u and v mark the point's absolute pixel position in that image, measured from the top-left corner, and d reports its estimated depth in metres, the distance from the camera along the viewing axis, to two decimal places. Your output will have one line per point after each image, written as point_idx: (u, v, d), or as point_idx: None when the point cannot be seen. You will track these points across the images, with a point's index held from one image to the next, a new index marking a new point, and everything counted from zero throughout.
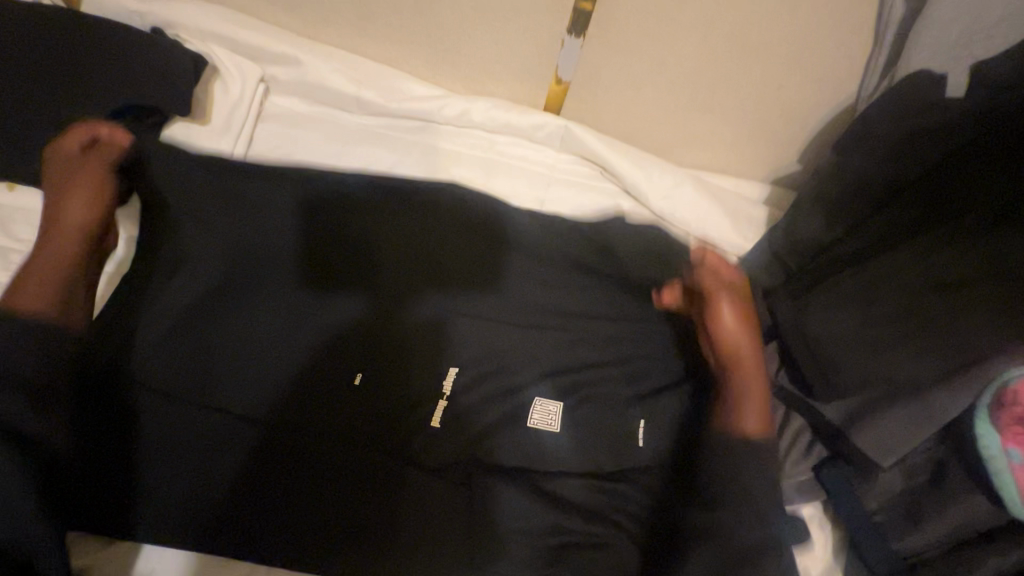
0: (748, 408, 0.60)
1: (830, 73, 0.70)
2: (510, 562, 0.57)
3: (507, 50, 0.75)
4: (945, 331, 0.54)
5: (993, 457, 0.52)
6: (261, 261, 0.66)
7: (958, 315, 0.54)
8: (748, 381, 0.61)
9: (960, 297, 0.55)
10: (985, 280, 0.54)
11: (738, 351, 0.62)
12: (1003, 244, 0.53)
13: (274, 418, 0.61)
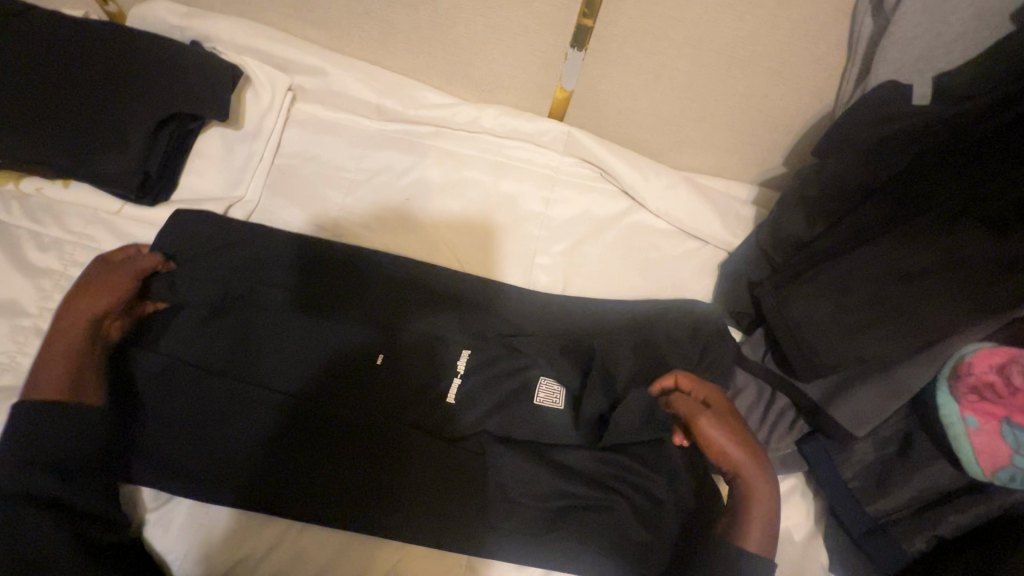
0: (754, 516, 0.60)
1: (809, 84, 0.77)
2: (523, 519, 0.64)
3: (516, 62, 0.82)
4: (906, 314, 0.61)
5: (954, 424, 0.59)
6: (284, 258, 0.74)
7: (918, 300, 0.60)
8: (755, 506, 0.60)
9: (926, 281, 0.60)
10: (946, 268, 0.59)
11: (754, 472, 0.61)
12: (955, 236, 0.59)
13: (304, 395, 0.67)
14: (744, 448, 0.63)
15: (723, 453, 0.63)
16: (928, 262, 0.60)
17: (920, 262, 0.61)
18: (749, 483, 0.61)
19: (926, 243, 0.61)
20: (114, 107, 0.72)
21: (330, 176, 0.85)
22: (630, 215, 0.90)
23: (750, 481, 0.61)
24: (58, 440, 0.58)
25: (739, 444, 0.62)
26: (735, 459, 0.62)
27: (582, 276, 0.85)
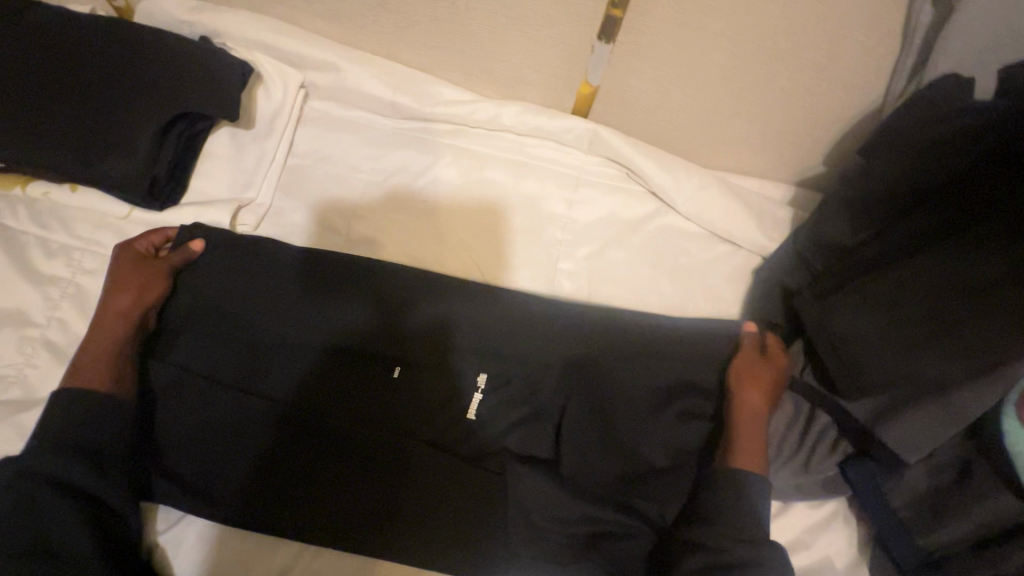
0: (752, 442, 0.62)
1: (857, 78, 0.71)
2: (549, 545, 0.60)
3: (539, 56, 0.77)
4: (965, 332, 0.56)
5: (1019, 456, 0.55)
6: (292, 262, 0.70)
7: (980, 319, 0.55)
8: (750, 437, 0.63)
9: (990, 298, 0.55)
10: (1016, 281, 0.54)
11: (760, 413, 0.64)
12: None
13: (312, 411, 0.64)
14: (767, 396, 0.64)
15: (752, 396, 0.64)
16: (993, 277, 0.55)
17: (981, 276, 0.56)
18: (748, 420, 0.63)
19: (993, 256, 0.56)
20: (122, 106, 0.69)
21: (343, 177, 0.81)
22: (659, 218, 0.85)
23: (754, 418, 0.64)
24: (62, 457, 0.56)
25: (765, 391, 0.65)
26: (753, 402, 0.64)
27: (607, 283, 0.81)
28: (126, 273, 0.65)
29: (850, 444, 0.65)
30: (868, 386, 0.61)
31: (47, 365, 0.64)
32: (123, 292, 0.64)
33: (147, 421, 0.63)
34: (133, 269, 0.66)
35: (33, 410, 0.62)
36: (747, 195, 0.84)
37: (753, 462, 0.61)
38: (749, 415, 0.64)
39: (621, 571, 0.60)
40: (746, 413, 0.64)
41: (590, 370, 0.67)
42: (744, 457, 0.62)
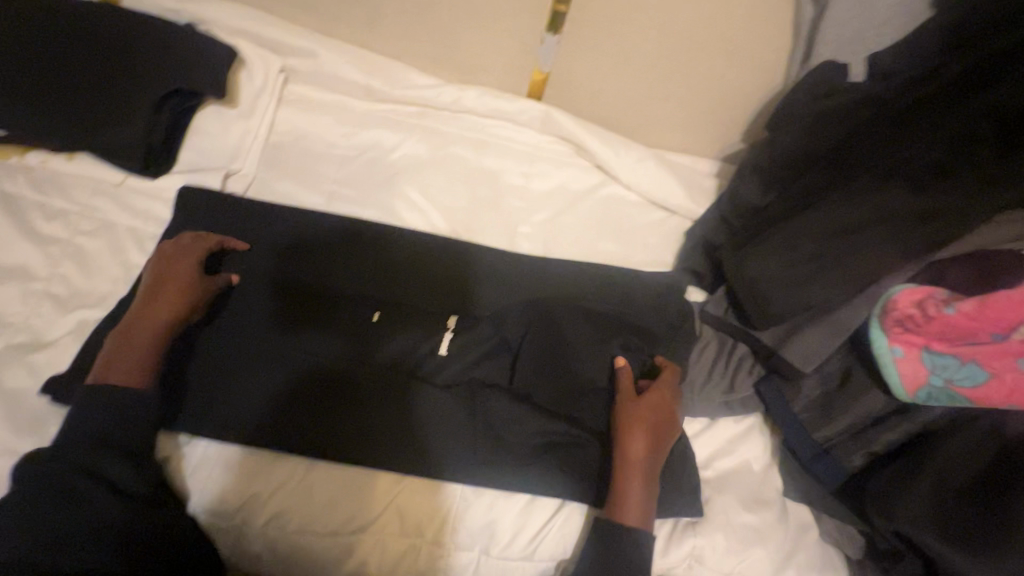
0: (633, 502, 0.66)
1: (761, 65, 0.86)
2: (512, 451, 0.70)
3: (495, 45, 0.89)
4: (846, 262, 0.67)
5: (882, 354, 0.66)
6: (290, 261, 0.77)
7: (856, 251, 0.67)
8: (628, 486, 0.67)
9: (862, 231, 0.67)
10: (882, 219, 0.66)
11: (643, 461, 0.68)
12: (887, 195, 0.66)
13: (296, 399, 0.70)
14: (648, 453, 0.68)
15: (636, 443, 0.68)
16: (864, 219, 0.67)
17: (856, 216, 0.68)
18: (629, 475, 0.67)
19: (865, 200, 0.68)
20: (117, 83, 0.76)
21: (321, 152, 0.90)
22: (604, 187, 0.97)
23: (638, 462, 0.68)
24: (109, 408, 0.61)
25: (646, 435, 0.69)
26: (637, 445, 0.68)
27: (560, 244, 0.92)
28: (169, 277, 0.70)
29: (762, 367, 0.78)
30: (773, 313, 0.72)
31: (52, 314, 0.71)
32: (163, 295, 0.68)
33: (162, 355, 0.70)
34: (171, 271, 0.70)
35: (41, 352, 0.69)
36: (678, 169, 0.97)
37: (632, 521, 0.65)
38: (633, 470, 0.67)
39: (573, 471, 0.71)
40: (629, 457, 0.68)
41: (546, 312, 0.77)
42: (624, 511, 0.66)
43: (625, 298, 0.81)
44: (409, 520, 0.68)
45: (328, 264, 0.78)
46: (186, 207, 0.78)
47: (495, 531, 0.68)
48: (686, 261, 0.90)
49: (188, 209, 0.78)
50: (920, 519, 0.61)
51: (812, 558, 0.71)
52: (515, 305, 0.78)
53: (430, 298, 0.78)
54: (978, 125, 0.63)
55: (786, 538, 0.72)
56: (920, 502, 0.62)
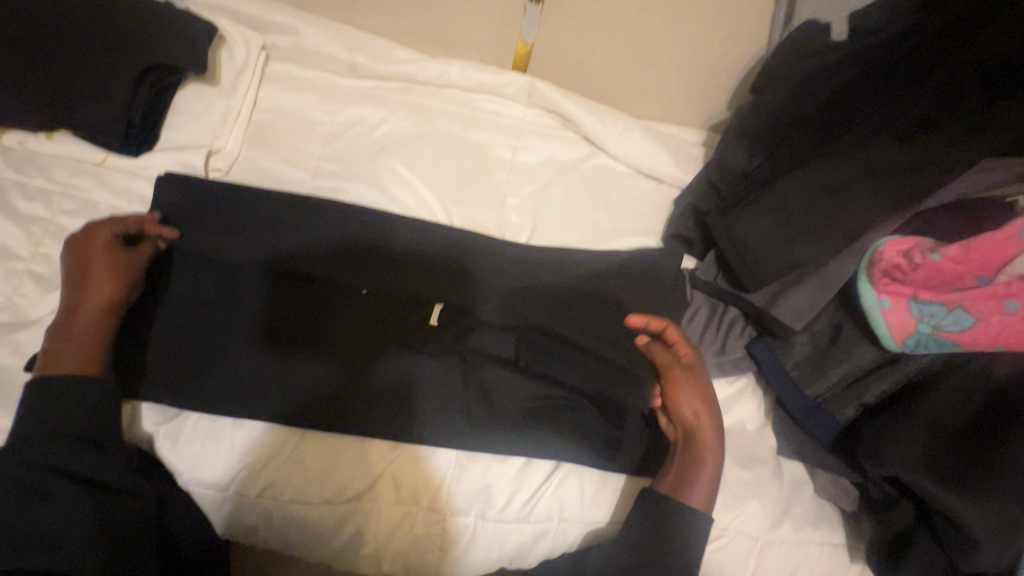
0: (705, 483, 0.67)
1: (745, 28, 0.85)
2: (506, 417, 0.71)
3: (479, 16, 0.89)
4: (835, 217, 0.67)
5: (869, 308, 0.66)
6: (265, 243, 0.73)
7: (846, 205, 0.66)
8: (710, 465, 0.68)
9: (849, 189, 0.67)
10: (866, 175, 0.66)
11: (711, 445, 0.69)
12: (872, 151, 0.66)
13: (276, 384, 0.69)
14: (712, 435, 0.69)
15: (701, 427, 0.69)
16: (851, 174, 0.67)
17: (842, 173, 0.67)
18: (708, 454, 0.68)
19: (851, 157, 0.67)
20: (94, 60, 0.75)
21: (305, 129, 0.89)
22: (592, 159, 0.96)
23: (705, 445, 0.69)
24: (84, 408, 0.61)
25: (708, 418, 0.70)
26: (703, 429, 0.69)
27: (549, 215, 0.91)
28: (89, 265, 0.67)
29: (752, 328, 0.78)
30: (763, 273, 0.70)
31: (35, 293, 0.70)
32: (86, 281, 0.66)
33: (146, 329, 0.69)
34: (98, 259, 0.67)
35: (26, 330, 0.68)
36: (666, 138, 0.97)
37: (703, 503, 0.66)
38: (701, 453, 0.68)
39: (565, 432, 0.71)
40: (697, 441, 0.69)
41: (535, 286, 0.78)
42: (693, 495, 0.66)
43: (618, 267, 0.81)
44: (404, 489, 0.68)
45: (305, 245, 0.74)
46: (157, 188, 0.75)
47: (491, 495, 0.68)
48: (672, 227, 0.89)
49: (159, 187, 0.75)
50: (909, 461, 0.61)
51: (808, 512, 0.72)
52: (507, 277, 0.78)
53: (416, 278, 0.76)
54: (964, 76, 0.64)
55: (782, 494, 0.72)
56: (910, 444, 0.61)
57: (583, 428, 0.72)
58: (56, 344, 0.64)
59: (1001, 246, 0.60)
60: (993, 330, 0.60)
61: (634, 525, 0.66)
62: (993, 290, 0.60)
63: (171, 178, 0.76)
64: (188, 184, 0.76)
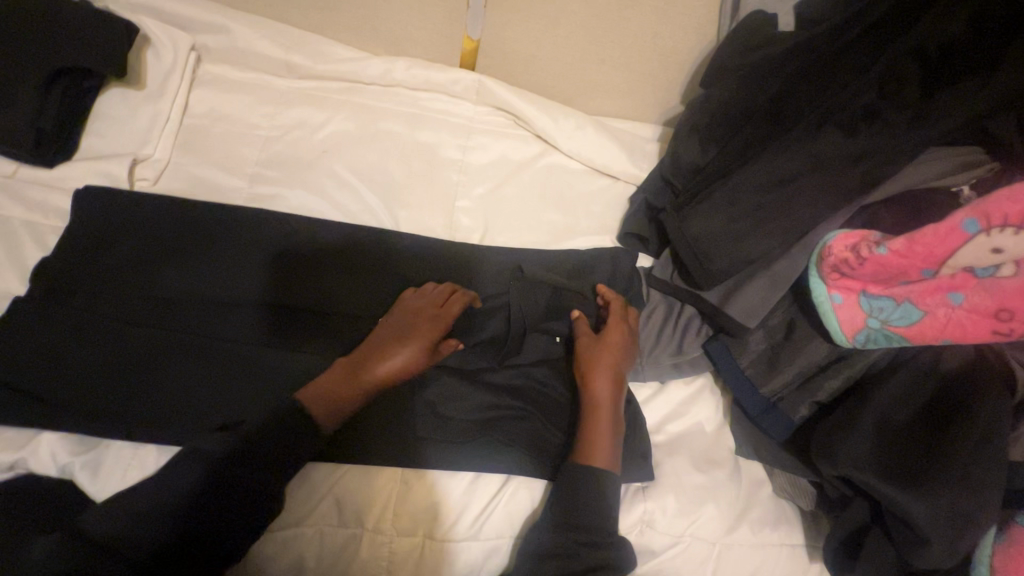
0: (601, 439, 0.65)
1: (693, 22, 0.84)
2: (457, 430, 0.68)
3: (420, 13, 0.86)
4: (783, 213, 0.65)
5: (822, 303, 0.65)
6: (202, 269, 0.71)
7: (792, 199, 0.65)
8: (599, 424, 0.66)
9: (798, 183, 0.65)
10: (815, 168, 0.64)
11: (608, 402, 0.67)
12: (819, 144, 0.64)
13: (207, 409, 0.65)
14: (611, 393, 0.68)
15: (597, 382, 0.68)
16: (799, 167, 0.65)
17: (792, 167, 0.65)
18: (600, 412, 0.67)
19: (799, 149, 0.65)
20: (1, 65, 0.70)
21: (241, 133, 0.84)
22: (545, 157, 0.94)
23: (603, 401, 0.67)
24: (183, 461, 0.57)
25: (608, 375, 0.69)
26: (599, 385, 0.68)
27: (502, 216, 0.88)
28: (415, 315, 0.69)
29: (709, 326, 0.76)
30: (715, 273, 0.69)
31: None
32: (409, 332, 0.67)
33: (63, 352, 0.65)
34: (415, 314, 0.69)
35: None
36: (620, 134, 0.95)
37: (599, 460, 0.64)
38: (597, 410, 0.67)
39: (516, 444, 0.69)
40: (593, 397, 0.68)
41: (484, 295, 0.76)
42: (587, 452, 0.65)
43: (567, 269, 0.79)
44: (348, 511, 0.64)
45: (243, 268, 0.72)
46: (80, 205, 0.72)
47: (440, 513, 0.66)
48: (627, 225, 0.87)
49: (81, 205, 0.72)
50: (864, 460, 0.60)
51: (766, 513, 0.71)
52: (464, 288, 0.76)
53: (358, 299, 0.73)
54: (906, 64, 0.60)
55: (739, 496, 0.71)
56: (862, 443, 0.61)
57: (536, 438, 0.70)
58: (346, 383, 0.64)
59: (944, 237, 0.56)
60: (939, 324, 0.59)
61: (583, 529, 0.61)
62: (938, 284, 0.59)
63: (98, 194, 0.73)
64: (117, 200, 0.73)
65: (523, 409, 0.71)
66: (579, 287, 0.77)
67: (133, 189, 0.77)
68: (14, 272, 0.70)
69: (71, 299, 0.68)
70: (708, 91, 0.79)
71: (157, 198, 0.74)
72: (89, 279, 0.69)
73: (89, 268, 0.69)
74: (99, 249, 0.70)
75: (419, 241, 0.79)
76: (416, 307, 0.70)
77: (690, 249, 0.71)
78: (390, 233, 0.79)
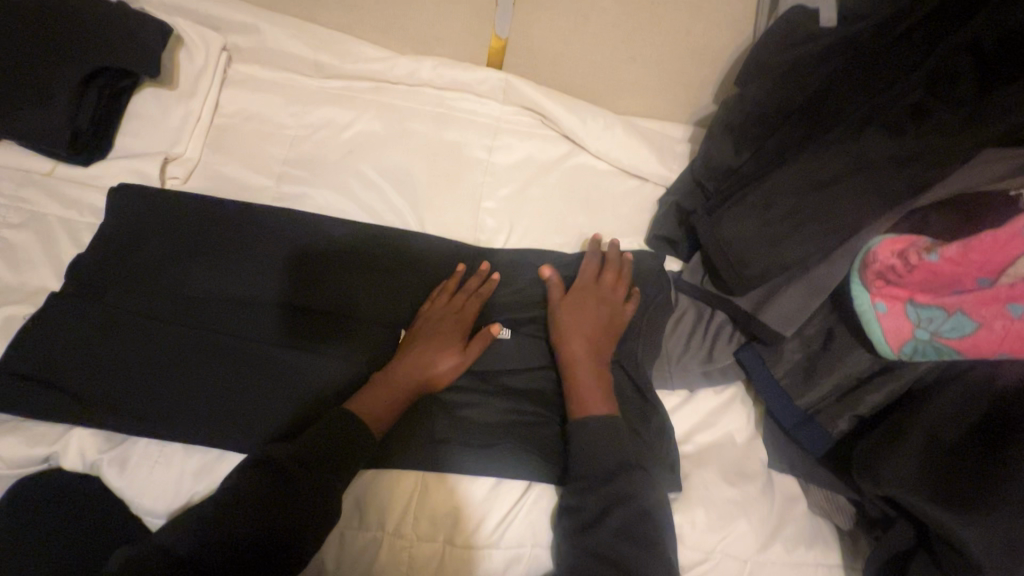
0: (586, 386, 0.67)
1: (728, 18, 0.81)
2: (480, 435, 0.67)
3: (447, 11, 0.85)
4: (824, 217, 0.62)
5: (864, 312, 0.62)
6: (231, 269, 0.71)
7: (835, 202, 0.61)
8: (584, 378, 0.67)
9: (842, 185, 0.61)
10: (862, 171, 0.61)
11: (582, 354, 0.68)
12: (862, 145, 0.61)
13: (240, 406, 0.66)
14: (588, 339, 0.70)
15: (569, 334, 0.69)
16: (841, 169, 0.62)
17: (835, 169, 0.62)
18: (578, 366, 0.68)
19: (841, 149, 0.62)
20: (42, 64, 0.72)
21: (269, 133, 0.84)
22: (572, 158, 0.92)
23: (580, 352, 0.69)
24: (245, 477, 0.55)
25: (580, 327, 0.69)
26: (575, 337, 0.69)
27: (527, 217, 0.86)
28: (442, 319, 0.70)
29: (742, 333, 0.73)
30: (751, 279, 0.66)
31: None
32: (436, 335, 0.68)
33: (92, 347, 0.66)
34: (443, 319, 0.70)
35: None
36: (650, 135, 0.92)
37: (593, 406, 0.66)
38: (578, 364, 0.68)
39: (541, 450, 0.67)
40: (570, 352, 0.69)
41: (509, 301, 0.75)
42: (586, 404, 0.66)
43: (595, 273, 0.77)
44: (370, 515, 0.64)
45: (270, 269, 0.72)
46: (114, 203, 0.73)
47: (462, 519, 0.65)
48: (657, 228, 0.84)
49: (115, 205, 0.73)
50: (910, 480, 0.57)
51: (801, 531, 0.68)
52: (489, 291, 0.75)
53: (382, 302, 0.73)
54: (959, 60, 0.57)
55: (773, 512, 0.68)
56: (909, 463, 0.58)
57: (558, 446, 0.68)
58: (385, 387, 0.65)
59: (1002, 245, 0.54)
60: (996, 337, 0.55)
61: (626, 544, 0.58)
62: (995, 293, 0.55)
63: (133, 192, 0.74)
64: (150, 198, 0.74)
65: (546, 416, 0.70)
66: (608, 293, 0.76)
67: (164, 187, 0.78)
68: (50, 269, 0.71)
69: (103, 295, 0.69)
70: (743, 89, 0.76)
71: (187, 198, 0.75)
72: (120, 276, 0.70)
73: (121, 265, 0.70)
74: (130, 245, 0.71)
75: (443, 242, 0.78)
76: (447, 309, 0.71)
77: (725, 254, 0.68)
78: (415, 234, 0.78)
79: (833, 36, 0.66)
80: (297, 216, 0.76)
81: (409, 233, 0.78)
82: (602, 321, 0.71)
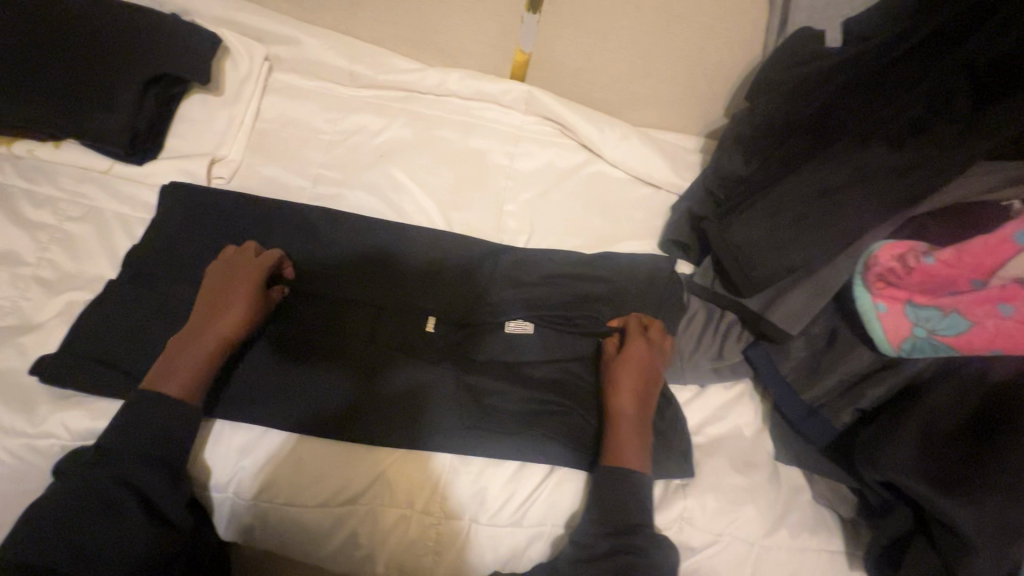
0: (628, 441, 0.68)
1: (739, 36, 0.86)
2: (502, 422, 0.71)
3: (475, 27, 0.91)
4: (829, 222, 0.66)
5: (866, 311, 0.66)
6: None
7: (839, 208, 0.66)
8: (627, 435, 0.69)
9: (846, 192, 0.66)
10: (863, 179, 0.65)
11: (630, 409, 0.70)
12: (864, 157, 0.65)
13: (267, 391, 0.70)
14: (639, 392, 0.71)
15: (621, 386, 0.71)
16: (845, 178, 0.66)
17: (839, 178, 0.67)
18: (624, 422, 0.69)
19: (845, 159, 0.67)
20: (104, 70, 0.78)
21: (307, 138, 0.90)
22: (590, 165, 0.97)
23: (628, 406, 0.70)
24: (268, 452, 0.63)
25: (633, 381, 0.71)
26: (626, 390, 0.71)
27: (547, 221, 0.91)
28: (229, 280, 0.70)
29: (751, 333, 0.77)
30: (760, 279, 0.70)
31: (40, 297, 0.73)
32: (223, 297, 0.69)
33: (146, 331, 0.71)
34: (228, 281, 0.70)
35: (31, 334, 0.71)
36: (664, 145, 0.97)
37: (630, 460, 0.67)
38: (624, 418, 0.70)
39: (559, 436, 0.72)
40: (618, 405, 0.70)
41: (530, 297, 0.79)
42: (625, 457, 0.67)
43: (613, 273, 0.81)
44: (400, 492, 0.68)
45: (310, 264, 0.78)
46: (166, 198, 0.79)
47: (485, 498, 0.69)
48: (670, 233, 0.88)
49: (164, 201, 0.78)
50: (908, 463, 0.61)
51: (806, 519, 0.71)
52: (511, 289, 0.80)
53: (412, 296, 0.78)
54: (954, 79, 0.62)
55: (779, 499, 0.72)
56: (909, 450, 0.62)
57: (575, 433, 0.72)
58: (179, 354, 0.65)
59: (994, 249, 0.60)
60: (988, 334, 0.59)
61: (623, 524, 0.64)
62: (988, 293, 0.60)
63: (183, 188, 0.79)
64: (197, 195, 0.79)
65: (564, 406, 0.74)
66: (626, 293, 0.80)
67: (210, 186, 0.83)
68: (106, 259, 0.77)
69: (155, 284, 0.74)
70: (753, 102, 0.81)
71: (231, 195, 0.80)
72: (171, 266, 0.75)
73: (171, 255, 0.75)
74: (181, 238, 0.77)
75: (468, 241, 0.82)
76: (238, 271, 0.71)
77: (735, 256, 0.73)
78: (441, 233, 0.82)
79: (837, 56, 0.71)
80: (331, 215, 0.81)
81: (435, 232, 0.82)
82: (654, 374, 0.73)
